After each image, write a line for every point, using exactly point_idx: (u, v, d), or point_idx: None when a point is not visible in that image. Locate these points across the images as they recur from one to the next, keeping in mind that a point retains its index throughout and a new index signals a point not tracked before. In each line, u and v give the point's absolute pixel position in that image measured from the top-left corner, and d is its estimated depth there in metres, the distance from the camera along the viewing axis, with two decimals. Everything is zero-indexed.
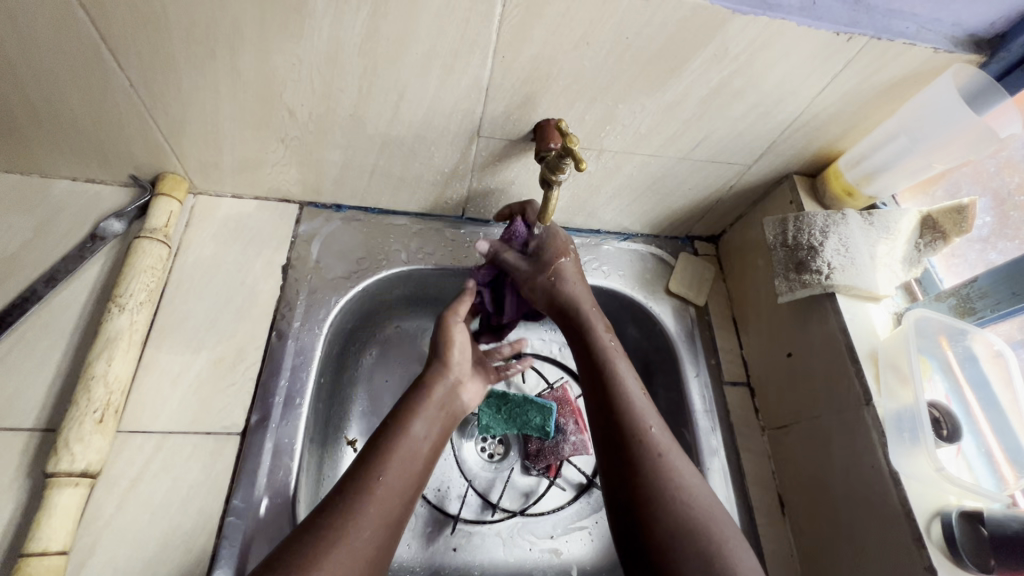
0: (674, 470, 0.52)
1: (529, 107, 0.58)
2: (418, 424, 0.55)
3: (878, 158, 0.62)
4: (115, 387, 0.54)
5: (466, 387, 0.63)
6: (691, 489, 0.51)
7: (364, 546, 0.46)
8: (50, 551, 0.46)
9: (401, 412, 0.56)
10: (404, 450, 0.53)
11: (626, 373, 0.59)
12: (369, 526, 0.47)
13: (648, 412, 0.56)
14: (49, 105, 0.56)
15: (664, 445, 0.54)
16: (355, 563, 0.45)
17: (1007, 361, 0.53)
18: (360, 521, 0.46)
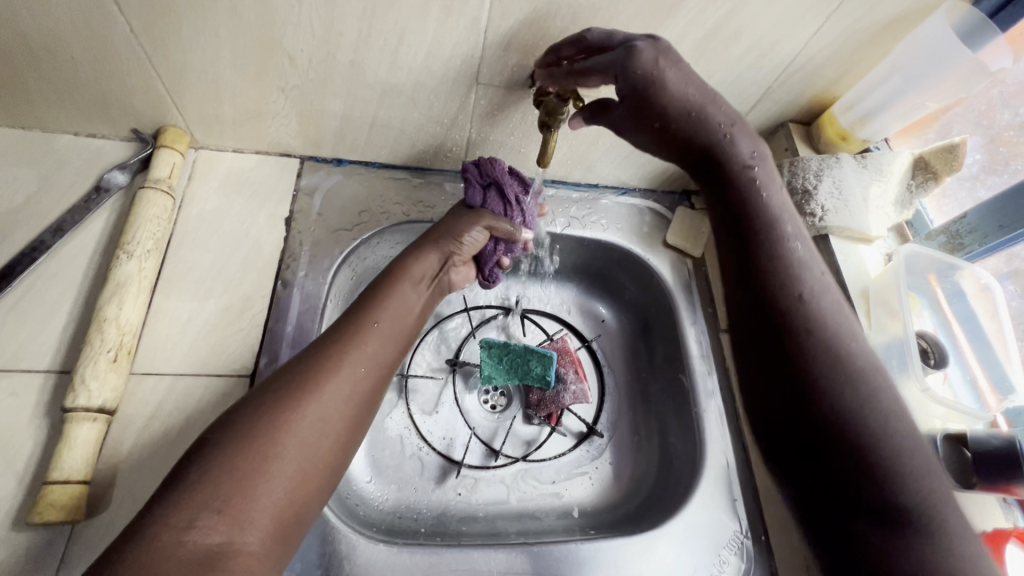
0: (804, 293, 0.52)
1: (527, 52, 0.59)
2: (381, 324, 0.55)
3: (872, 100, 0.62)
4: (127, 330, 0.56)
5: (456, 273, 0.66)
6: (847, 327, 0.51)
7: (316, 440, 0.46)
8: (71, 480, 0.48)
9: (338, 333, 0.52)
10: (361, 352, 0.52)
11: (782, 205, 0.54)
12: (324, 422, 0.47)
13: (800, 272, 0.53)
14: (49, 52, 0.56)
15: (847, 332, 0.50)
16: (308, 455, 0.45)
17: (994, 294, 0.55)
18: (314, 412, 0.46)
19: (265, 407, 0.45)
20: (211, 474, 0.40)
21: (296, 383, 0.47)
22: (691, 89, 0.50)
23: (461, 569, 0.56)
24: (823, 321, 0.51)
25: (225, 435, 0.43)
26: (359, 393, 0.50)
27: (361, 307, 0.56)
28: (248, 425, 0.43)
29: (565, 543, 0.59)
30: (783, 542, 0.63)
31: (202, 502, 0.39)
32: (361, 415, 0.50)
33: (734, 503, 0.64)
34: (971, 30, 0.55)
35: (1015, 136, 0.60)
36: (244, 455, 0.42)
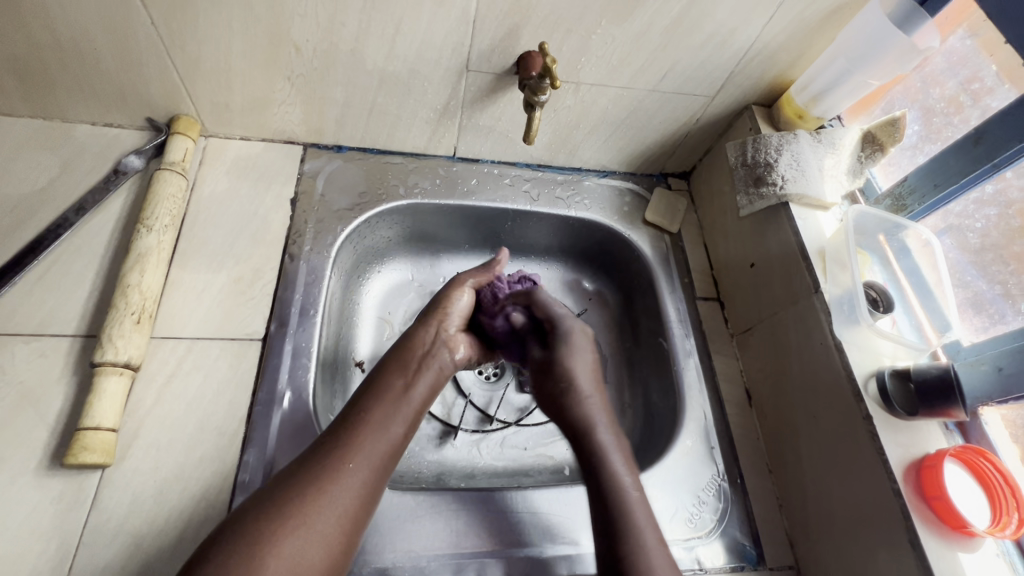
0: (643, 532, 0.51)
1: (512, 39, 0.65)
2: (386, 400, 0.54)
3: (823, 80, 0.69)
4: (149, 296, 0.61)
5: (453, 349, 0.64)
6: (646, 524, 0.52)
7: (336, 520, 0.46)
8: (103, 427, 0.53)
9: (362, 412, 0.52)
10: (377, 424, 0.52)
11: (613, 452, 0.57)
12: (340, 500, 0.47)
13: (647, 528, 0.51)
14: (75, 45, 0.61)
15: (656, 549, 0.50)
16: (331, 527, 0.45)
17: (933, 249, 0.62)
18: (334, 492, 0.47)
19: (292, 484, 0.46)
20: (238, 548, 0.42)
21: (318, 463, 0.48)
22: (582, 373, 0.62)
23: (460, 507, 0.60)
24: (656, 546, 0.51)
25: (249, 516, 0.44)
26: (376, 464, 0.50)
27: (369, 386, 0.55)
28: (271, 507, 0.45)
29: (536, 491, 0.63)
30: (759, 486, 0.67)
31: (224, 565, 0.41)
32: (381, 473, 0.50)
33: (712, 451, 0.69)
34: (904, 19, 0.61)
35: (948, 105, 0.67)
36: (265, 536, 0.43)
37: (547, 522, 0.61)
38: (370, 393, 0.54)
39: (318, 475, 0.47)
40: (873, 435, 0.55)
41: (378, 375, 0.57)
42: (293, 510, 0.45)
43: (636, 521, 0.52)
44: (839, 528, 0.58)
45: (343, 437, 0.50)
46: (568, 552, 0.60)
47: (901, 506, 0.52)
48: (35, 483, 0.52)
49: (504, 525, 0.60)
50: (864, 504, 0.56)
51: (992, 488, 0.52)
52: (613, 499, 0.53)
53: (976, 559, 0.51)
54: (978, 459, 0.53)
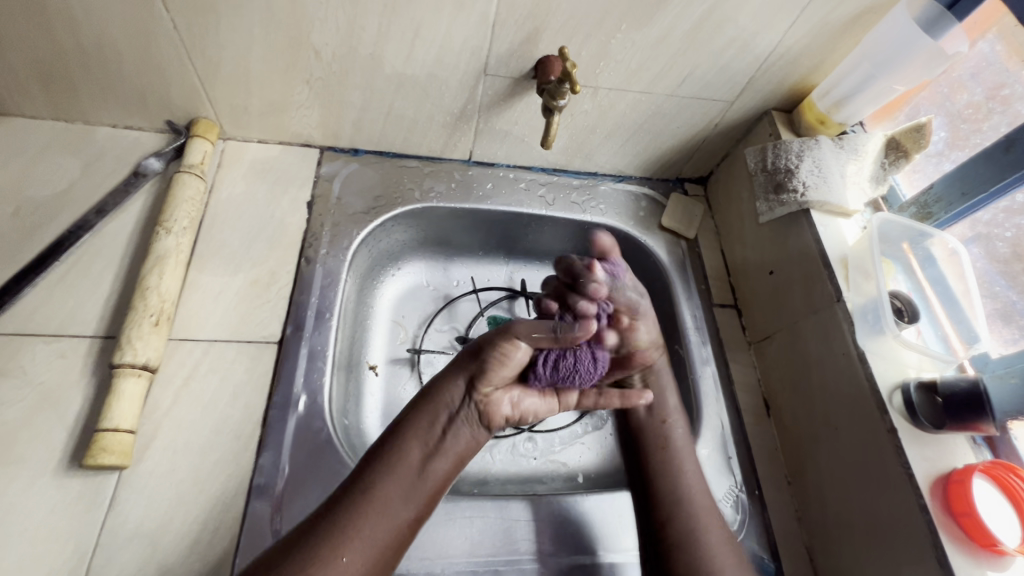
0: (708, 530, 0.58)
1: (532, 44, 0.65)
2: (413, 456, 0.55)
3: (846, 86, 0.68)
4: (167, 298, 0.61)
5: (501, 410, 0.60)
6: (696, 481, 0.62)
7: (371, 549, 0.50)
8: (121, 429, 0.53)
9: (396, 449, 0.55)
10: (400, 492, 0.53)
11: (684, 445, 0.64)
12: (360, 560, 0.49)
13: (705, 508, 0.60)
14: (99, 48, 0.62)
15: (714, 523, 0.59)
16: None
17: (961, 258, 0.60)
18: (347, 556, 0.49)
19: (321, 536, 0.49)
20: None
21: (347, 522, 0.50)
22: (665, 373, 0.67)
23: (475, 514, 0.59)
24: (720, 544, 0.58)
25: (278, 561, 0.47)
26: (399, 524, 0.53)
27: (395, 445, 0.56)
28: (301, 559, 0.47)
29: (563, 497, 0.62)
30: (777, 498, 0.66)
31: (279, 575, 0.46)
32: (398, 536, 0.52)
33: (729, 461, 0.68)
34: (931, 22, 0.60)
35: (973, 113, 0.66)
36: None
37: (568, 531, 0.60)
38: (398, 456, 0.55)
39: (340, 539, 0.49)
40: (899, 448, 0.54)
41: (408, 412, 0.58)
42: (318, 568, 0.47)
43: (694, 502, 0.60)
44: (861, 543, 0.57)
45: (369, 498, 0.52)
46: (586, 562, 0.59)
47: (927, 523, 0.51)
48: (54, 484, 0.52)
49: (519, 534, 0.59)
50: (889, 520, 0.54)
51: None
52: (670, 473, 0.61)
53: None
54: (1007, 475, 0.51)
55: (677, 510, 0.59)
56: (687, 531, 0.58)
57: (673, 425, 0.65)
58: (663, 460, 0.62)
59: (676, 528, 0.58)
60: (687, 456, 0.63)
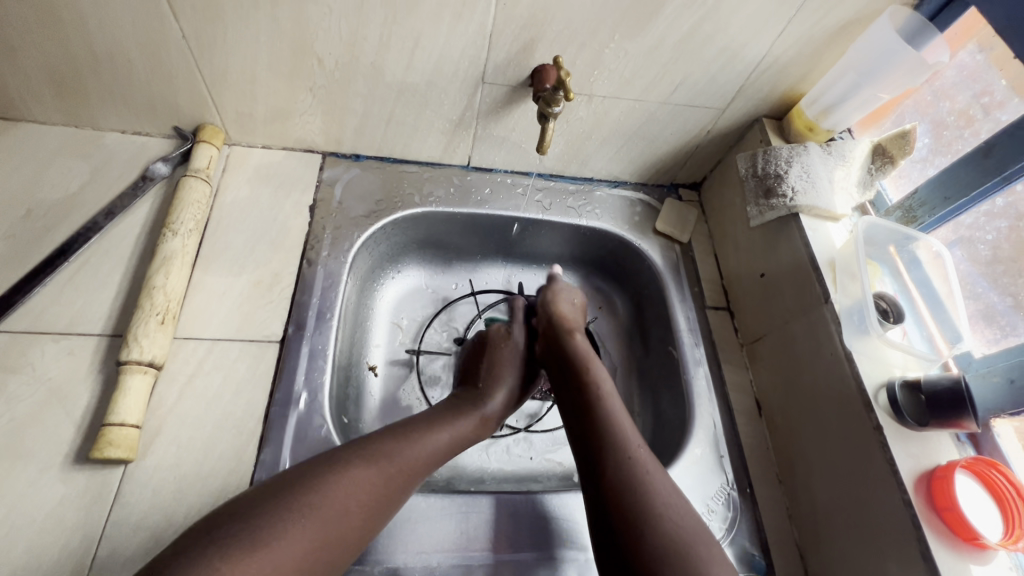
0: (650, 477, 0.51)
1: (528, 52, 0.67)
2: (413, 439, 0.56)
3: (834, 94, 0.70)
4: (173, 297, 0.63)
5: None
6: (627, 422, 0.57)
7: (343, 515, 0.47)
8: (127, 423, 0.55)
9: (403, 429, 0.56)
10: (390, 465, 0.52)
11: (611, 395, 0.59)
12: (332, 523, 0.46)
13: (634, 441, 0.54)
14: (110, 56, 0.64)
15: (647, 460, 0.53)
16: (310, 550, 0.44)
17: (944, 260, 0.62)
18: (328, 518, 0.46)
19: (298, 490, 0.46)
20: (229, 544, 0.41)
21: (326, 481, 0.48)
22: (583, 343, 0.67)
23: (471, 510, 0.61)
24: (664, 490, 0.51)
25: (236, 520, 0.43)
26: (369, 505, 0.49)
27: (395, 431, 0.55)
28: (266, 513, 0.44)
29: (559, 494, 0.64)
30: (768, 496, 0.67)
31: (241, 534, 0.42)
32: (377, 515, 0.50)
33: (721, 460, 0.69)
34: (914, 33, 0.63)
35: (957, 118, 0.68)
36: (252, 547, 0.42)
37: (536, 526, 0.61)
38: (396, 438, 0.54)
39: (315, 495, 0.47)
40: (883, 445, 0.55)
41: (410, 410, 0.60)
42: (291, 515, 0.45)
43: (625, 436, 0.55)
44: (849, 539, 0.58)
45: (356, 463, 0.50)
46: (553, 557, 0.60)
47: (911, 517, 0.52)
48: (61, 477, 0.54)
49: (514, 530, 0.61)
50: (874, 516, 0.56)
51: (1005, 500, 0.52)
52: (599, 417, 0.57)
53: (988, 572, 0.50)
54: (990, 470, 0.53)
55: (617, 450, 0.53)
56: (630, 475, 0.51)
57: (599, 379, 0.61)
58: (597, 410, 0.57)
59: (617, 472, 0.51)
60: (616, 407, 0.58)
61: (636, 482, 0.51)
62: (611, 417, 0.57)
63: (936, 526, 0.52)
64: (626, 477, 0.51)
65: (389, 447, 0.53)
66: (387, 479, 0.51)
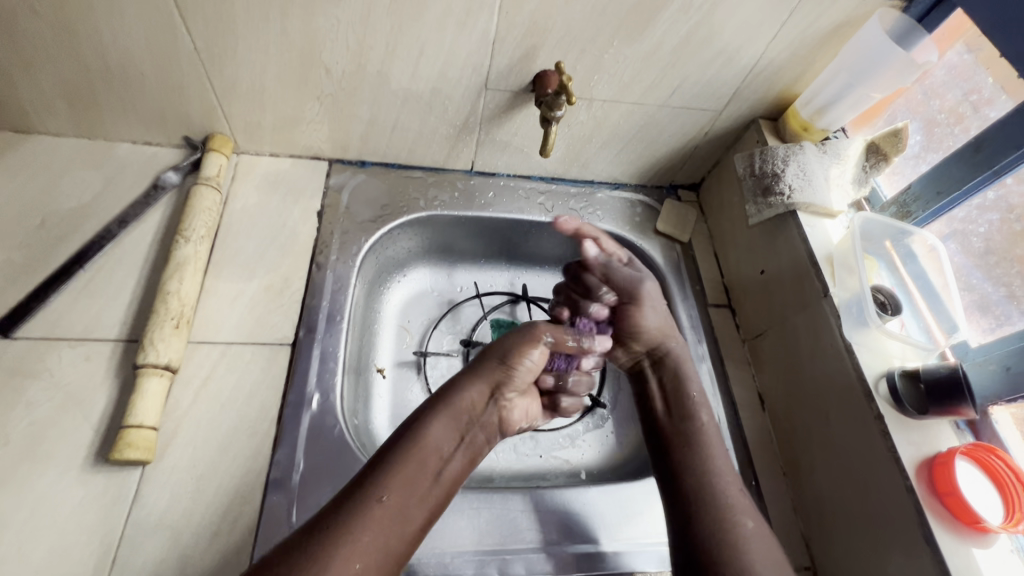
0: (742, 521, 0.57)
1: (530, 59, 0.69)
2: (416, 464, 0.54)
3: (828, 93, 0.72)
4: (187, 302, 0.64)
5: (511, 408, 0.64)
6: (724, 467, 0.62)
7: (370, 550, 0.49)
8: (145, 425, 0.56)
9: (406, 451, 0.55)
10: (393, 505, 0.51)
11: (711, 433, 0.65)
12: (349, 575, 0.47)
13: (732, 484, 0.60)
14: (123, 69, 0.66)
15: (748, 510, 0.59)
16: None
17: (939, 254, 0.64)
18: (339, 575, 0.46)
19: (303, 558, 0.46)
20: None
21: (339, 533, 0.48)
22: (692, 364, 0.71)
23: (483, 506, 0.62)
24: (755, 534, 0.56)
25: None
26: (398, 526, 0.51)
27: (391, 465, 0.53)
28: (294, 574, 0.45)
29: (570, 490, 0.65)
30: (773, 488, 0.69)
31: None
32: (399, 552, 0.51)
33: (727, 454, 0.70)
34: (903, 35, 0.65)
35: (948, 115, 0.69)
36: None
37: (575, 522, 0.63)
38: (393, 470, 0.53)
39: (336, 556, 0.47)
40: (885, 434, 0.57)
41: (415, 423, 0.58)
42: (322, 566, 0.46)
43: (721, 480, 0.60)
44: (854, 528, 0.59)
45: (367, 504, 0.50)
46: (591, 552, 0.61)
47: (914, 503, 0.53)
48: (80, 480, 0.55)
49: (526, 524, 0.62)
50: (879, 505, 0.57)
51: (1003, 484, 0.54)
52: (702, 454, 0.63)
53: (989, 555, 0.52)
54: (988, 456, 0.54)
55: (705, 491, 0.59)
56: (722, 527, 0.57)
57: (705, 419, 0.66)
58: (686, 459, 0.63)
59: (710, 510, 0.58)
60: (717, 458, 0.63)
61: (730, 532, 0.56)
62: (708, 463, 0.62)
63: (936, 509, 0.53)
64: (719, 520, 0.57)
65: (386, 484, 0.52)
66: (395, 512, 0.51)
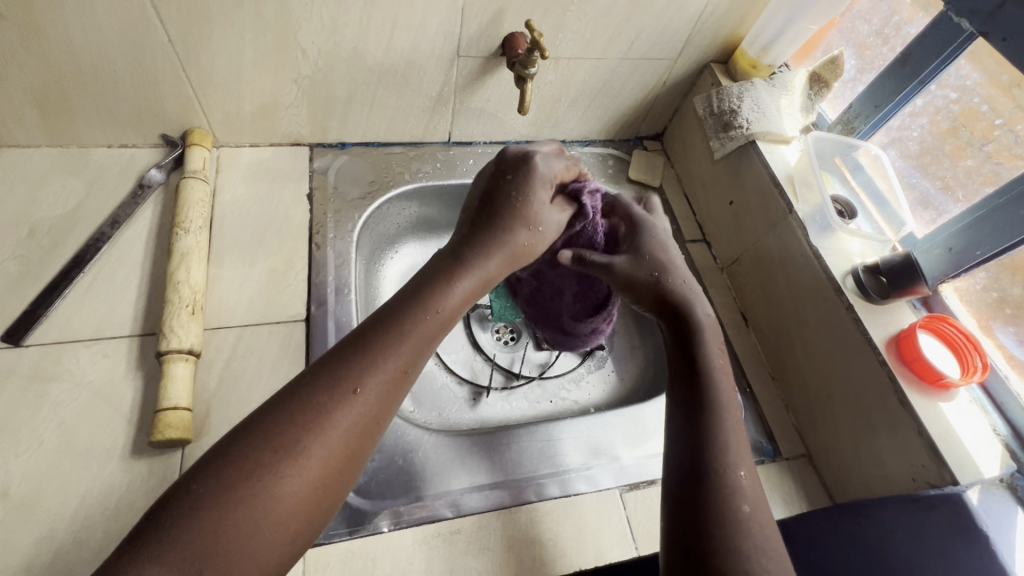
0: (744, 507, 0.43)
1: (497, 23, 0.73)
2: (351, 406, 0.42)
3: (769, 33, 0.79)
4: (197, 290, 0.65)
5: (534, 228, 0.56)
6: (737, 439, 0.47)
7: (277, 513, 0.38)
8: (180, 406, 0.58)
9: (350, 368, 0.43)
10: (342, 414, 0.42)
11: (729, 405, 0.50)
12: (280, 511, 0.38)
13: (740, 462, 0.46)
14: (94, 68, 0.66)
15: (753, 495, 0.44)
16: (265, 535, 0.37)
17: (882, 162, 0.72)
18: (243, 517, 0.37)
19: (227, 469, 0.38)
20: (161, 544, 0.35)
21: (234, 502, 0.37)
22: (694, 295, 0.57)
23: (511, 441, 0.67)
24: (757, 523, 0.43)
25: (214, 463, 0.38)
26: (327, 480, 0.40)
27: (319, 410, 0.41)
28: (185, 515, 0.36)
29: (589, 419, 0.70)
30: (766, 392, 0.76)
31: (171, 531, 0.35)
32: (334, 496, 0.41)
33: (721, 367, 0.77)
34: None
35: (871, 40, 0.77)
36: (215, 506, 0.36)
37: (502, 455, 0.65)
38: (307, 425, 0.40)
39: (245, 491, 0.37)
40: (856, 320, 0.64)
41: (369, 338, 0.46)
42: (219, 510, 0.36)
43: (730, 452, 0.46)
44: (839, 408, 0.67)
45: (280, 459, 0.39)
46: (549, 477, 0.65)
47: (887, 372, 0.61)
48: (123, 467, 0.56)
49: (552, 451, 0.67)
50: (860, 383, 0.64)
51: (957, 345, 0.62)
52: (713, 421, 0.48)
53: (954, 406, 0.60)
54: (941, 324, 0.63)
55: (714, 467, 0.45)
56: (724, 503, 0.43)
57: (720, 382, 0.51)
58: (712, 392, 0.50)
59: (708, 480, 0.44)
60: (727, 399, 0.50)
61: (714, 436, 0.47)
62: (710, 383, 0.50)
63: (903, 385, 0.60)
64: (720, 495, 0.43)
65: (304, 415, 0.41)
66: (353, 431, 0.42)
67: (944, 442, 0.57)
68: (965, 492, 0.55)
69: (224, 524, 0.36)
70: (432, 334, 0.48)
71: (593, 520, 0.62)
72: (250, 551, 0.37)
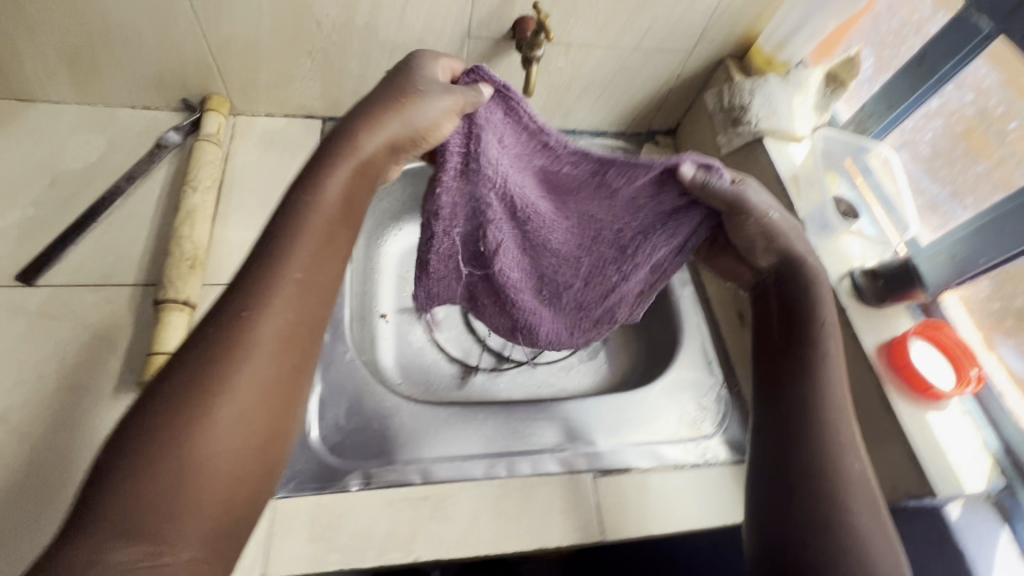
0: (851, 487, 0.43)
1: (508, 6, 0.73)
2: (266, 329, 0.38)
3: (785, 28, 0.78)
4: (199, 246, 0.68)
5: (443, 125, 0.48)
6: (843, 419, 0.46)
7: (224, 458, 0.35)
8: (171, 352, 0.60)
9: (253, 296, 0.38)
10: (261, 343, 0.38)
11: (839, 383, 0.47)
12: (228, 449, 0.36)
13: (847, 445, 0.45)
14: (122, 29, 0.69)
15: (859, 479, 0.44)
16: (218, 480, 0.35)
17: (892, 165, 0.70)
18: (187, 468, 0.34)
19: (142, 434, 0.34)
20: (106, 520, 0.32)
21: (155, 463, 0.34)
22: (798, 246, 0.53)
23: (488, 418, 0.67)
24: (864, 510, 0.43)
25: (131, 429, 0.35)
26: (264, 407, 0.37)
27: (219, 349, 0.37)
28: (123, 487, 0.33)
29: (569, 405, 0.70)
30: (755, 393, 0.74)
31: (125, 504, 0.33)
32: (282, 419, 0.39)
33: (709, 365, 0.77)
34: None
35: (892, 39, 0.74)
36: (148, 467, 0.33)
37: (478, 431, 0.66)
38: (215, 367, 0.36)
39: (176, 444, 0.34)
40: (848, 323, 0.63)
41: (257, 260, 0.40)
42: (153, 472, 0.33)
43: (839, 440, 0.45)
44: None
45: (190, 411, 0.35)
46: (523, 456, 0.65)
47: (875, 378, 0.59)
48: (114, 406, 0.59)
49: (527, 431, 0.67)
50: (849, 390, 0.62)
51: (952, 354, 0.60)
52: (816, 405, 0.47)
53: (942, 417, 0.58)
54: (937, 332, 0.60)
55: (819, 450, 0.45)
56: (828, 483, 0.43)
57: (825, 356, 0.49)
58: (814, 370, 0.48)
59: (812, 463, 0.44)
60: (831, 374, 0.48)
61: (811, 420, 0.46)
62: (819, 379, 0.48)
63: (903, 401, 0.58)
64: (826, 474, 0.44)
65: (219, 353, 0.37)
66: (276, 355, 0.38)
67: (928, 452, 0.55)
68: (943, 507, 0.54)
69: (170, 480, 0.34)
70: (332, 237, 0.43)
71: (561, 500, 0.62)
72: (209, 494, 0.35)
